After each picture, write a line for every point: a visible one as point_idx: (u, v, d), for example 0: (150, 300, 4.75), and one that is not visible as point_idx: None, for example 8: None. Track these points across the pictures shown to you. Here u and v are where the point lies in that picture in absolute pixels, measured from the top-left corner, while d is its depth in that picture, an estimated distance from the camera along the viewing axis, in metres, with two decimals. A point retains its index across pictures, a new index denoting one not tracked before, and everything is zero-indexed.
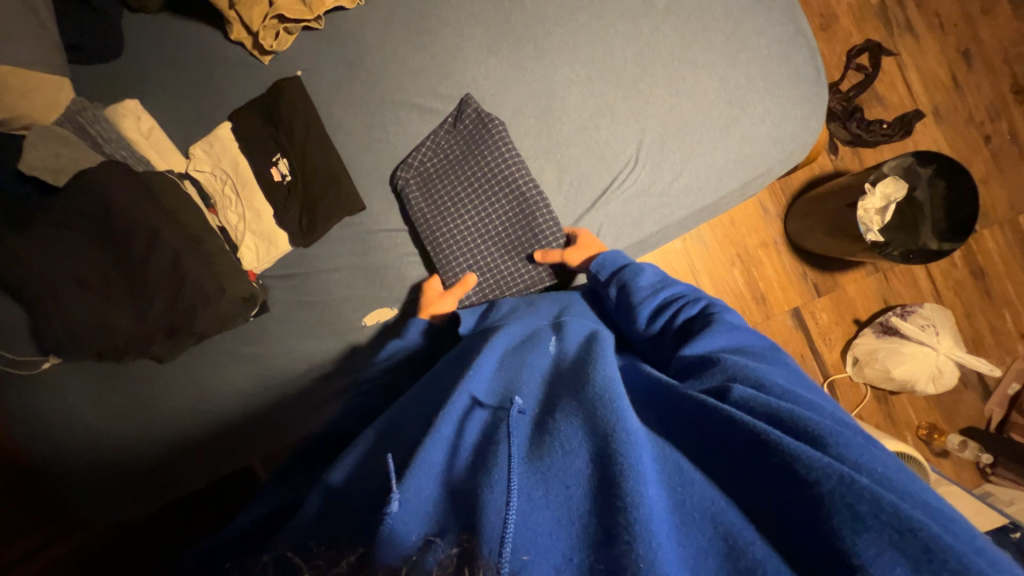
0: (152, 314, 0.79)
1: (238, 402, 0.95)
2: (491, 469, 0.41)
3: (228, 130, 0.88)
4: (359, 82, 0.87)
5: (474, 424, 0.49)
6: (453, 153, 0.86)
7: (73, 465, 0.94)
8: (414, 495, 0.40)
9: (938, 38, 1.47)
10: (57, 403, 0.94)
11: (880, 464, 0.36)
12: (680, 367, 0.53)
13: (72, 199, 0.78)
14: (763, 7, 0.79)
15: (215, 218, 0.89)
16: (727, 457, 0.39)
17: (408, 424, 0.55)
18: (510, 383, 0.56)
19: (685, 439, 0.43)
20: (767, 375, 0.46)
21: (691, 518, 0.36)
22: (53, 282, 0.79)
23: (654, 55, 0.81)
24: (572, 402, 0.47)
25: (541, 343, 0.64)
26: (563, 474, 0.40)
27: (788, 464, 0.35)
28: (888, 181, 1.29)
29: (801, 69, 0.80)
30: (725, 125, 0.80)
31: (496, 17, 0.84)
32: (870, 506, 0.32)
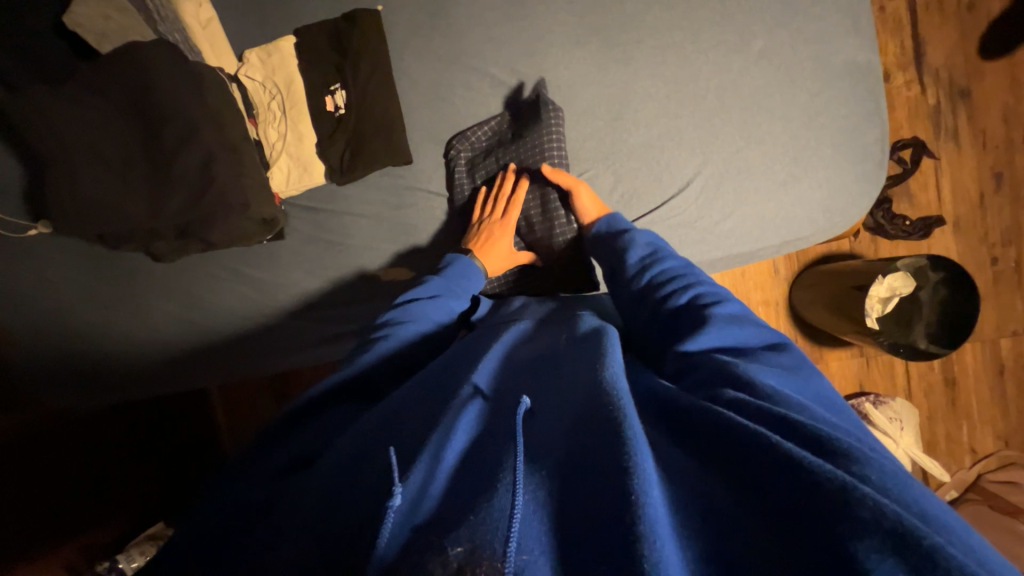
0: (165, 212, 0.75)
1: (226, 322, 0.92)
2: (502, 467, 0.38)
3: (290, 44, 0.84)
4: (437, 35, 0.84)
5: (471, 405, 0.48)
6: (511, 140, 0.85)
7: (35, 342, 0.89)
8: (411, 485, 0.38)
9: (977, 153, 1.52)
10: (35, 275, 0.89)
11: (885, 475, 0.34)
12: (673, 366, 0.54)
13: (113, 71, 0.74)
14: (852, 77, 0.80)
15: (254, 130, 0.85)
16: (730, 465, 0.37)
17: (410, 395, 0.53)
18: (512, 375, 0.55)
19: (681, 441, 0.42)
20: (760, 376, 0.46)
21: (690, 519, 0.34)
22: (72, 149, 0.74)
23: (736, 93, 0.80)
24: (575, 402, 0.46)
25: (552, 337, 0.63)
26: (563, 472, 0.39)
27: (785, 467, 0.34)
28: (897, 275, 1.34)
29: (868, 147, 0.81)
30: (783, 180, 0.81)
31: (592, 8, 0.82)
32: (872, 514, 0.30)
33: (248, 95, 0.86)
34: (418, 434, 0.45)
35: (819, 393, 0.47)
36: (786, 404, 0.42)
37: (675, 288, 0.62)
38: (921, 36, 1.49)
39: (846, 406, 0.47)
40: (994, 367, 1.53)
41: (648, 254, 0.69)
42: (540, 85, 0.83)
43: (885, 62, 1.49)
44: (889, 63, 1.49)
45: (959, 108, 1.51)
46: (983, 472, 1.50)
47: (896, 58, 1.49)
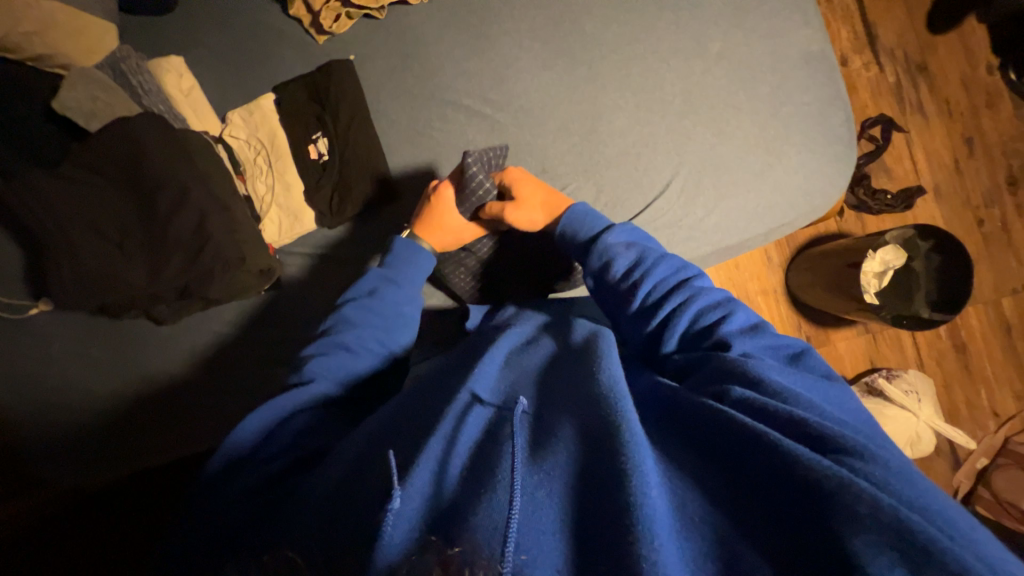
0: (164, 275, 0.77)
1: (230, 377, 0.91)
2: (497, 474, 0.40)
3: (271, 101, 0.88)
4: (410, 75, 0.88)
5: (476, 421, 0.49)
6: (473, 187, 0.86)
7: (41, 420, 0.89)
8: (414, 493, 0.40)
9: (944, 122, 1.56)
10: (39, 352, 0.89)
11: (887, 470, 0.35)
12: (679, 366, 0.56)
13: (105, 146, 0.76)
14: (809, 66, 0.83)
15: (243, 185, 0.88)
16: (730, 459, 0.38)
17: (413, 410, 0.54)
18: (517, 381, 0.56)
19: (687, 440, 0.42)
20: (768, 373, 0.46)
21: (690, 522, 0.36)
22: (69, 227, 0.77)
23: (701, 95, 0.84)
24: (578, 405, 0.47)
25: (553, 338, 0.65)
26: (569, 480, 0.39)
27: (781, 460, 0.35)
28: (888, 248, 1.36)
29: (835, 129, 0.84)
30: (759, 170, 0.83)
31: (554, 33, 0.86)
32: (869, 509, 0.31)
33: (235, 154, 0.89)
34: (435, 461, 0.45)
35: (840, 393, 0.48)
36: (789, 400, 0.43)
37: (675, 303, 0.60)
38: (871, 20, 1.55)
39: (862, 404, 0.48)
40: (1000, 327, 1.53)
41: (633, 260, 0.65)
42: (514, 109, 0.87)
43: (841, 47, 1.55)
44: (845, 48, 1.55)
45: (920, 81, 1.56)
46: (1010, 434, 1.47)
47: (851, 43, 1.55)
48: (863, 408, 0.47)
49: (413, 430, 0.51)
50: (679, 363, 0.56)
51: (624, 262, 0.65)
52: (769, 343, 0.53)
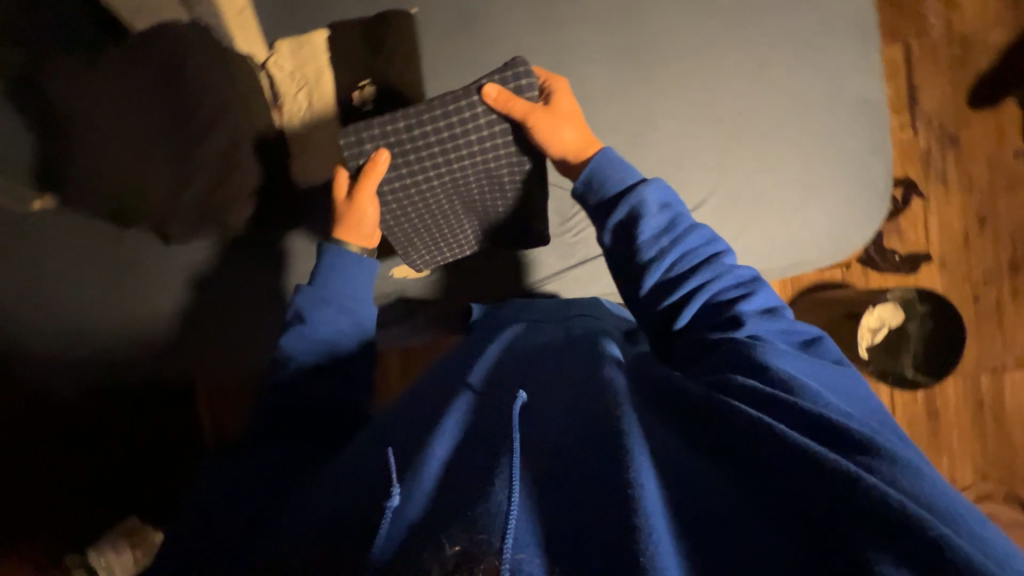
0: (189, 194, 0.79)
1: (231, 311, 0.90)
2: (500, 454, 0.41)
3: (323, 39, 0.86)
4: (469, 41, 0.86)
5: (477, 403, 0.51)
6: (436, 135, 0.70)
7: (29, 315, 0.88)
8: (416, 498, 0.41)
9: (963, 196, 1.60)
10: (35, 246, 0.87)
11: (894, 466, 0.36)
12: (687, 357, 0.57)
13: (144, 52, 0.74)
14: (862, 113, 0.84)
15: (278, 119, 0.85)
16: (736, 451, 0.39)
17: (416, 404, 0.57)
18: (517, 364, 0.58)
19: (689, 425, 0.43)
20: (777, 362, 0.47)
21: (692, 516, 0.36)
22: (96, 125, 0.75)
23: (751, 121, 0.84)
24: (577, 395, 0.49)
25: (555, 330, 0.67)
26: (569, 461, 0.41)
27: (787, 452, 0.36)
28: (888, 305, 1.39)
29: (874, 179, 0.85)
30: (794, 205, 0.84)
31: (621, 29, 0.85)
32: (869, 505, 0.32)
33: (275, 85, 0.86)
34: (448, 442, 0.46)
35: (845, 376, 0.49)
36: (796, 392, 0.44)
37: (697, 274, 0.60)
38: (914, 84, 1.58)
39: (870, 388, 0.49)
40: (973, 402, 1.58)
41: (664, 223, 0.64)
42: None
43: None
44: None
45: (948, 152, 1.59)
46: None
47: (891, 102, 1.57)
48: (872, 392, 0.49)
49: (425, 417, 0.53)
50: (689, 355, 0.57)
51: (650, 225, 0.63)
52: (784, 327, 0.55)
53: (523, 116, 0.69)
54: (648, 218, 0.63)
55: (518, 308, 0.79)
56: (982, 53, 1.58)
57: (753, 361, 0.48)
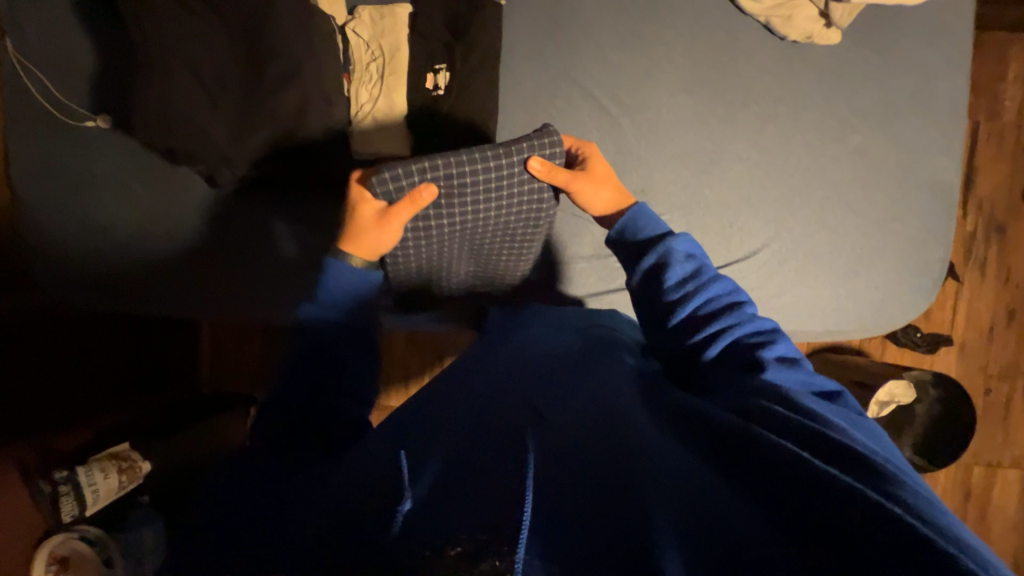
0: (249, 143, 0.76)
1: (256, 267, 0.87)
2: (525, 458, 0.42)
3: (406, 14, 0.84)
4: (553, 43, 0.84)
5: (510, 419, 0.50)
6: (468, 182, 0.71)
7: (61, 234, 0.87)
8: (420, 489, 0.42)
9: (999, 288, 1.58)
10: (81, 165, 0.85)
11: (923, 502, 0.36)
12: (704, 385, 0.56)
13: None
14: (933, 195, 0.82)
15: (347, 86, 0.84)
16: (756, 466, 0.39)
17: (444, 405, 0.58)
18: (536, 376, 0.59)
19: (710, 445, 0.43)
20: (803, 399, 0.48)
21: (709, 518, 0.36)
22: (169, 57, 0.72)
23: (820, 182, 0.82)
24: (601, 421, 0.49)
25: (571, 347, 0.67)
26: (585, 477, 0.42)
27: (811, 473, 0.37)
28: (901, 382, 1.38)
29: (930, 263, 0.83)
30: (844, 273, 0.83)
31: (708, 61, 0.83)
32: (894, 528, 0.32)
33: (349, 51, 0.85)
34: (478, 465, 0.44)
35: (865, 425, 0.49)
36: (821, 424, 0.44)
37: (722, 315, 0.59)
38: (974, 166, 1.55)
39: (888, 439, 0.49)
40: (962, 491, 1.58)
41: (690, 271, 0.63)
42: (639, 120, 0.84)
43: None
44: None
45: (994, 241, 1.56)
46: None
47: None
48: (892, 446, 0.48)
49: (450, 419, 0.54)
50: (707, 384, 0.56)
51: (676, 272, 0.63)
52: (804, 378, 0.54)
53: (565, 184, 0.72)
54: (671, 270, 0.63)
55: (531, 319, 0.78)
56: None
57: (781, 392, 0.49)
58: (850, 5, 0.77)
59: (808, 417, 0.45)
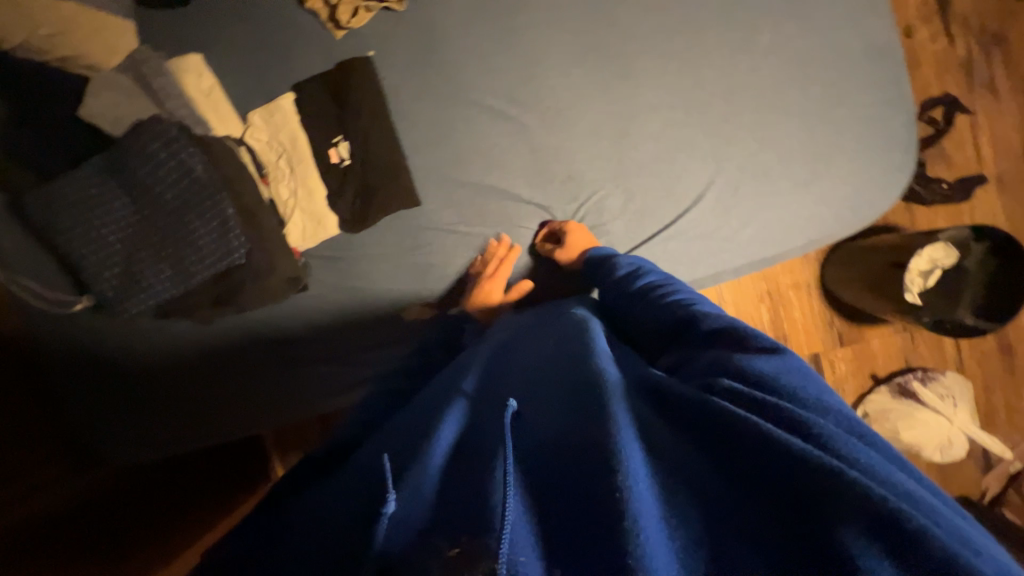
0: (197, 284, 0.79)
1: (266, 367, 0.90)
2: (495, 456, 0.41)
3: (290, 102, 0.86)
4: (430, 72, 0.83)
5: (488, 415, 0.47)
6: (135, 169, 0.75)
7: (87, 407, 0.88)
8: (415, 498, 0.39)
9: (1018, 103, 1.41)
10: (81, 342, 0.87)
11: (884, 464, 0.36)
12: (672, 362, 0.55)
13: (122, 165, 0.76)
14: (872, 63, 0.74)
15: (266, 190, 0.88)
16: (729, 449, 0.39)
17: (426, 400, 0.54)
18: (505, 375, 0.55)
19: (687, 428, 0.42)
20: (756, 360, 0.46)
21: (679, 520, 0.35)
22: (100, 245, 0.76)
23: (745, 97, 0.77)
24: (571, 409, 0.44)
25: (538, 335, 0.63)
26: (556, 470, 0.39)
27: (782, 450, 0.36)
28: (937, 245, 1.29)
29: (894, 136, 0.75)
30: (804, 180, 0.77)
31: (584, 24, 0.79)
32: (861, 500, 0.32)
33: (256, 157, 0.88)
34: (459, 477, 0.41)
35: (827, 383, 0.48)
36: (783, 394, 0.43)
37: (683, 301, 0.60)
38: None
39: None
40: None
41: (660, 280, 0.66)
42: (541, 110, 0.81)
43: (907, 17, 1.40)
44: (910, 17, 1.40)
45: (997, 56, 1.40)
46: None
47: (919, 11, 1.40)
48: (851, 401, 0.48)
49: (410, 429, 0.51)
50: (673, 361, 0.54)
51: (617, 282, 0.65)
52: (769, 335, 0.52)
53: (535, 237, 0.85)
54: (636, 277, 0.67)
55: (503, 319, 0.75)
56: None
57: (740, 365, 0.46)
58: None
59: (772, 393, 0.43)
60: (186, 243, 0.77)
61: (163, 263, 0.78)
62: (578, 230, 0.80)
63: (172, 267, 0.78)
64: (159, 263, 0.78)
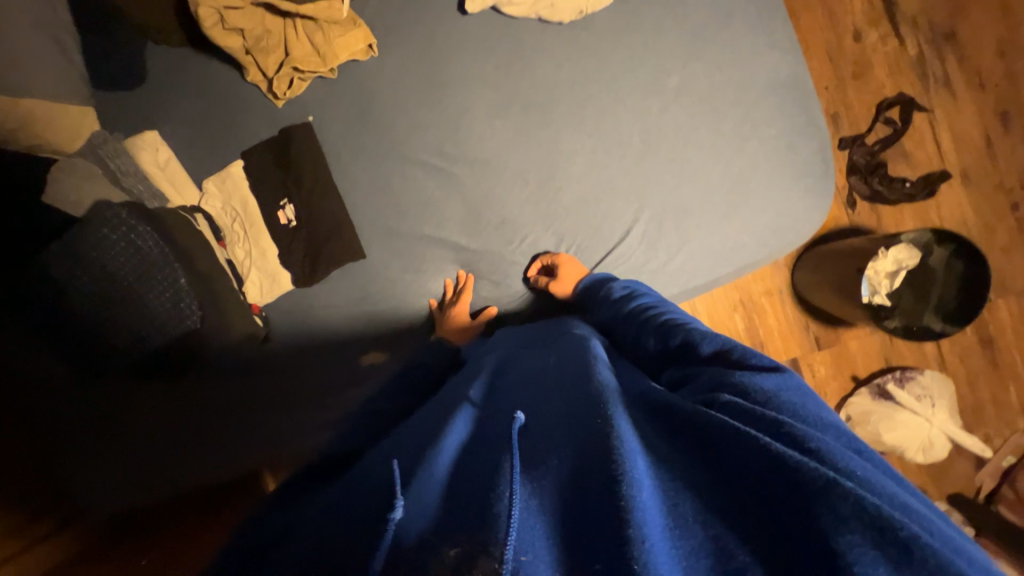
0: (157, 348, 0.83)
1: (234, 418, 0.90)
2: (500, 470, 0.44)
3: (239, 169, 0.92)
4: (367, 132, 0.88)
5: (495, 433, 0.52)
6: (76, 242, 0.76)
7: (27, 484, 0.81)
8: (420, 507, 0.44)
9: (975, 97, 1.41)
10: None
11: (870, 472, 0.40)
12: (673, 378, 0.59)
13: (67, 239, 0.77)
14: (779, 95, 0.78)
15: (224, 252, 0.93)
16: (728, 461, 0.42)
17: (431, 422, 0.58)
18: (502, 400, 0.58)
19: (681, 435, 0.46)
20: (754, 378, 0.51)
21: (684, 524, 0.39)
22: (45, 318, 0.76)
23: (660, 135, 0.80)
24: (573, 426, 0.48)
25: (532, 358, 0.66)
26: (569, 479, 0.43)
27: (779, 461, 0.40)
28: (902, 247, 1.27)
29: (806, 164, 0.78)
30: (724, 211, 0.79)
31: (506, 78, 0.84)
32: (854, 507, 0.36)
33: (213, 222, 0.94)
34: (476, 482, 0.45)
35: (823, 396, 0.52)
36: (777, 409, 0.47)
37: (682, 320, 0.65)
38: None
39: None
40: None
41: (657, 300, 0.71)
42: (470, 162, 0.86)
43: (854, 21, 1.41)
44: (857, 21, 1.41)
45: (949, 53, 1.41)
46: None
47: (865, 15, 1.41)
48: None
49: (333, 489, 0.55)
50: (674, 376, 0.59)
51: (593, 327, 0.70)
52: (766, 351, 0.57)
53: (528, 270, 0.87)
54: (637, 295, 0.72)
55: (500, 338, 0.79)
56: None
57: (738, 382, 0.51)
58: None
59: (767, 407, 0.47)
60: (142, 309, 0.80)
61: (118, 331, 0.79)
62: (568, 259, 0.82)
63: (130, 335, 0.80)
64: (113, 332, 0.79)
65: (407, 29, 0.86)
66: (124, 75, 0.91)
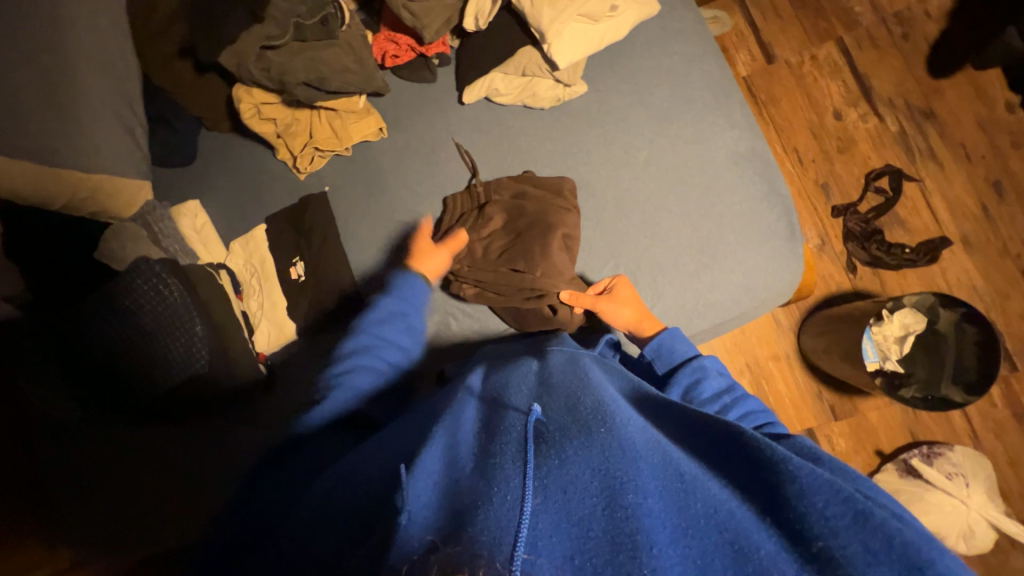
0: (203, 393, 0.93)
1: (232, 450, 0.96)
2: (503, 469, 0.46)
3: (262, 232, 1.05)
4: (373, 200, 1.01)
5: (512, 427, 0.53)
6: (171, 301, 0.90)
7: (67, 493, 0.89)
8: (426, 476, 0.48)
9: (965, 168, 1.45)
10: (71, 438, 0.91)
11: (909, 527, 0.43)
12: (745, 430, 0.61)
13: (160, 294, 0.90)
14: (738, 166, 0.88)
15: (240, 303, 1.05)
16: (749, 483, 0.47)
17: (423, 426, 0.63)
18: (518, 403, 0.58)
19: (739, 484, 0.48)
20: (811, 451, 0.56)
21: (701, 526, 0.42)
22: (132, 357, 0.88)
23: (632, 201, 0.89)
24: (582, 428, 0.50)
25: (535, 380, 0.64)
26: (576, 472, 0.45)
27: (796, 493, 0.43)
28: (905, 311, 1.25)
29: (771, 227, 0.86)
30: (696, 269, 0.86)
31: (495, 155, 0.96)
32: (882, 542, 0.40)
33: (236, 277, 1.06)
34: (485, 474, 0.47)
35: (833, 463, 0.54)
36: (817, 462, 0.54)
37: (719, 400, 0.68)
38: (862, 73, 1.52)
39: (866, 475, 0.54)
40: None
41: (722, 385, 0.71)
42: None
43: (832, 102, 1.52)
44: (836, 103, 1.52)
45: (932, 127, 1.48)
46: None
47: (842, 97, 1.52)
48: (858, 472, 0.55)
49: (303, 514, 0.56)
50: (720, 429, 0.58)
51: (587, 366, 0.69)
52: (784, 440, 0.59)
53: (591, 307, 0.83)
54: (696, 366, 0.72)
55: (482, 356, 0.85)
56: (926, 22, 1.51)
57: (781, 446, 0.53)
58: (571, 67, 0.91)
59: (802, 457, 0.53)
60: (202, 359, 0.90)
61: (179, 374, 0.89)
62: (616, 292, 0.82)
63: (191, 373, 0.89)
64: (177, 372, 0.89)
65: (413, 116, 1.01)
66: (181, 156, 1.09)
